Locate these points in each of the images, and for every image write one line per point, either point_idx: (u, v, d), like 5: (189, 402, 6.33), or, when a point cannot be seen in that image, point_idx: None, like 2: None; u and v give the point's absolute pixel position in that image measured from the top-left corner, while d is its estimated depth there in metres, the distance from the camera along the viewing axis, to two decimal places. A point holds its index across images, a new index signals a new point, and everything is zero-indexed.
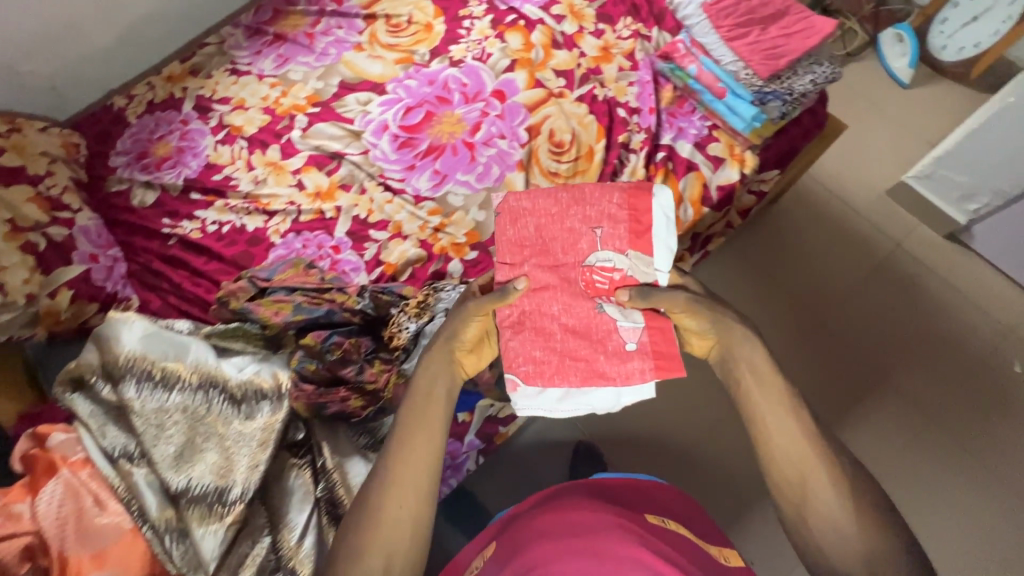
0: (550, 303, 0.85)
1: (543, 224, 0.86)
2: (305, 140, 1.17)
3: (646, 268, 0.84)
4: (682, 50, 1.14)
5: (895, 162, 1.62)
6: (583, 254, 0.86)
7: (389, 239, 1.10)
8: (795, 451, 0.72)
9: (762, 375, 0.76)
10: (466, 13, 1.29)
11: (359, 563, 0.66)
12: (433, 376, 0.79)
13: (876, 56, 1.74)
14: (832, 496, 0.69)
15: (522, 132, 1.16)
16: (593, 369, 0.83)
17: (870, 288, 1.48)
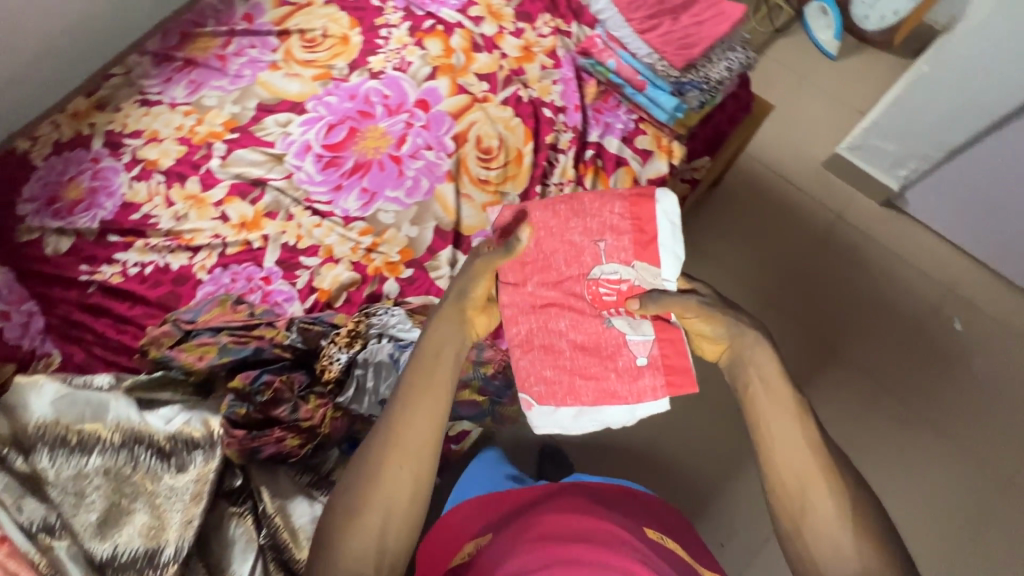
0: (556, 320, 0.85)
1: (544, 238, 0.86)
2: (225, 169, 1.18)
3: (653, 277, 0.82)
4: (600, 45, 1.12)
5: (826, 133, 1.65)
6: (587, 267, 0.85)
7: (320, 264, 1.09)
8: (800, 459, 0.66)
9: (770, 379, 0.71)
10: (382, 22, 1.28)
11: (356, 522, 0.63)
12: (445, 331, 0.76)
13: (803, 29, 1.76)
14: (836, 510, 0.63)
15: (448, 141, 1.15)
16: (606, 386, 0.83)
17: (813, 262, 1.52)
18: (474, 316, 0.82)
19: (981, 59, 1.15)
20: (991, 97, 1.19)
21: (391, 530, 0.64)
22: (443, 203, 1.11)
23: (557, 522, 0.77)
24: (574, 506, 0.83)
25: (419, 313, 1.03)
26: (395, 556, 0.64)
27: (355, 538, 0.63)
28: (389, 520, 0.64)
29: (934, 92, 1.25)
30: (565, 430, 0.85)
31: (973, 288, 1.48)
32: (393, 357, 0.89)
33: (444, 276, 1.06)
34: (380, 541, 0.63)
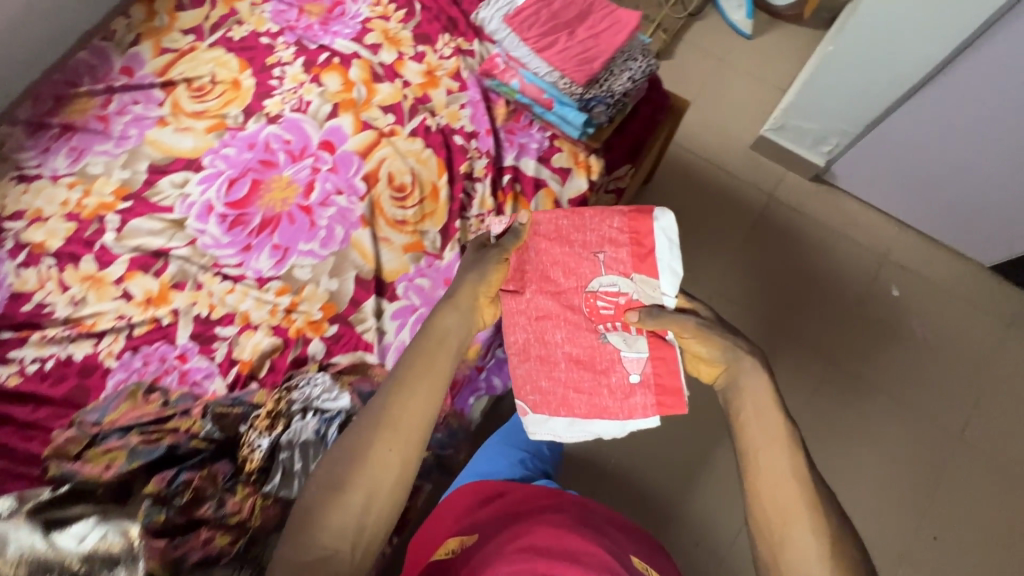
0: (552, 332, 0.90)
1: (548, 248, 0.91)
2: (122, 243, 1.08)
3: (652, 291, 0.87)
4: (501, 65, 1.05)
5: (752, 113, 1.65)
6: (585, 279, 0.90)
7: (238, 333, 1.02)
8: (784, 486, 0.66)
9: (764, 410, 0.72)
10: (274, 60, 1.19)
11: (339, 498, 0.62)
12: (453, 320, 0.79)
13: (716, 10, 1.75)
14: (813, 546, 0.63)
15: (359, 183, 1.09)
16: (599, 399, 0.87)
17: (752, 247, 1.53)
18: (483, 307, 0.86)
19: (882, 33, 1.15)
20: (896, 69, 1.19)
21: (373, 512, 0.62)
22: (361, 249, 1.05)
23: (544, 534, 0.72)
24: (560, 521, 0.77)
25: (347, 374, 0.97)
26: (372, 537, 0.62)
27: (336, 514, 0.61)
28: (372, 500, 0.63)
29: (843, 69, 1.25)
30: (557, 436, 0.90)
31: (906, 253, 1.51)
32: (319, 432, 0.84)
33: (370, 328, 1.00)
34: (359, 524, 0.61)
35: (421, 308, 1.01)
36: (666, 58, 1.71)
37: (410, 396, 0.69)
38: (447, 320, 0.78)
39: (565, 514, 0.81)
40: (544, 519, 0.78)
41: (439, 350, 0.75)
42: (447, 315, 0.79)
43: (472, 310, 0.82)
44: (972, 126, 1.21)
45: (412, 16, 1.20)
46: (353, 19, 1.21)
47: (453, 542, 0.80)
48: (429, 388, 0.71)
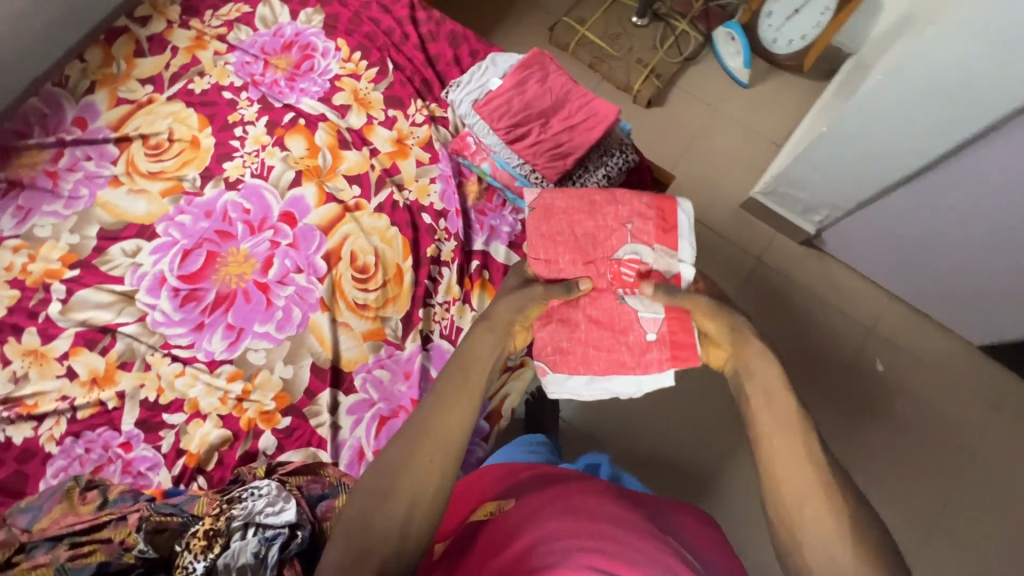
0: (579, 303, 0.85)
1: (574, 219, 0.88)
2: (68, 316, 1.02)
3: (670, 259, 0.84)
4: (473, 146, 1.01)
5: (744, 169, 1.58)
6: (612, 249, 0.86)
7: (186, 421, 0.97)
8: (799, 469, 0.60)
9: (773, 389, 0.66)
10: (236, 118, 1.12)
11: (382, 506, 0.59)
12: (489, 343, 0.76)
13: (713, 55, 1.67)
14: (836, 533, 0.56)
15: (319, 261, 1.03)
16: (617, 358, 0.84)
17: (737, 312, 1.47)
18: (518, 335, 0.81)
19: (876, 124, 1.07)
20: (892, 159, 1.11)
21: (416, 519, 0.60)
22: (319, 334, 1.00)
23: (592, 503, 0.69)
24: (602, 492, 0.74)
25: (296, 475, 0.91)
26: (413, 551, 0.59)
27: (379, 519, 0.59)
28: (415, 508, 0.61)
29: (836, 151, 1.17)
30: (577, 396, 0.87)
31: (893, 325, 1.47)
32: (258, 554, 0.79)
33: (325, 424, 0.95)
34: (404, 530, 0.59)
35: (379, 403, 0.96)
36: (659, 105, 1.64)
37: (448, 412, 0.67)
38: (483, 342, 0.75)
39: (594, 480, 0.79)
40: (568, 487, 0.75)
41: (472, 371, 0.73)
42: (484, 337, 0.76)
43: (509, 332, 0.79)
44: (966, 223, 1.14)
45: (384, 75, 1.13)
46: (322, 75, 1.14)
47: (491, 505, 0.76)
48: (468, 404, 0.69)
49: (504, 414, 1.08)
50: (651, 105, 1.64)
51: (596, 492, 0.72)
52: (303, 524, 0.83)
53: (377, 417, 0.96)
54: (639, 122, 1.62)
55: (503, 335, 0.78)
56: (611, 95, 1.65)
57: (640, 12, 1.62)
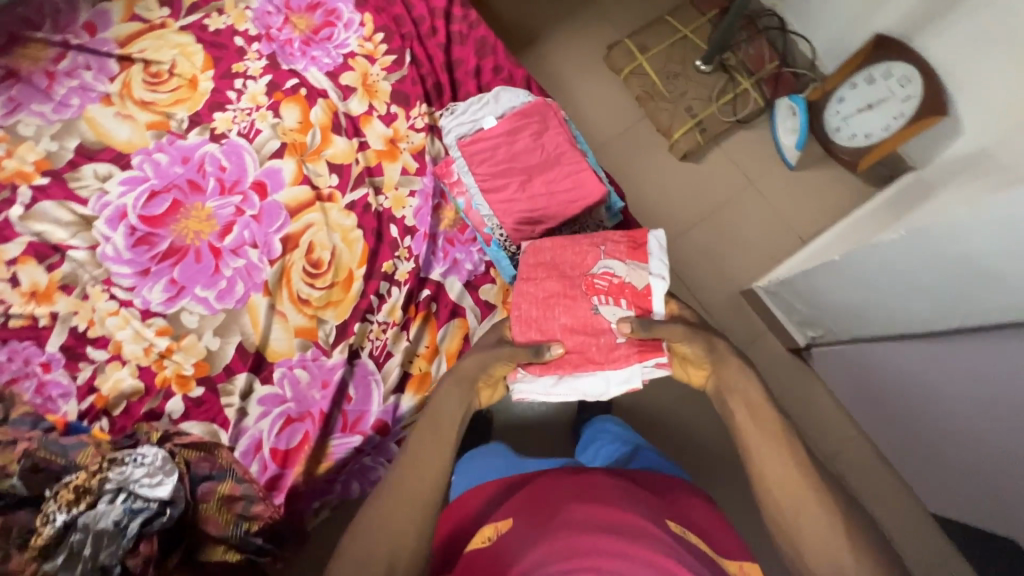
0: (555, 310, 0.82)
1: (554, 250, 0.89)
2: (26, 223, 1.02)
3: (642, 273, 0.83)
4: (453, 178, 0.99)
5: (758, 255, 1.48)
6: (588, 266, 0.85)
7: (106, 361, 0.97)
8: (792, 482, 0.62)
9: (754, 403, 0.70)
10: (240, 69, 1.07)
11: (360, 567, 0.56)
12: (454, 399, 0.75)
13: (770, 124, 1.53)
14: (831, 535, 0.58)
15: (276, 242, 1.00)
16: (589, 355, 0.80)
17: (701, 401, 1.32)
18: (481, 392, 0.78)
19: (892, 273, 0.98)
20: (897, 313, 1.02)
21: None
22: (254, 316, 0.98)
23: (587, 511, 0.63)
24: (613, 491, 0.70)
25: (189, 448, 0.91)
26: None
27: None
28: (394, 563, 0.58)
29: (845, 282, 1.08)
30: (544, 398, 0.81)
31: (854, 463, 1.39)
32: (119, 523, 0.81)
33: (233, 406, 0.94)
34: None
35: (290, 403, 0.95)
36: (693, 161, 1.54)
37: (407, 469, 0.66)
38: (449, 398, 0.75)
39: (607, 477, 0.75)
40: (583, 485, 0.72)
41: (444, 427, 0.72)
42: (451, 391, 0.76)
43: (474, 388, 0.77)
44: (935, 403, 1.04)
45: (400, 66, 1.06)
46: (338, 48, 1.08)
47: (489, 528, 0.70)
48: (431, 457, 0.67)
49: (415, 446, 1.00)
50: (686, 159, 1.53)
51: (606, 496, 0.68)
52: (175, 502, 0.85)
53: (283, 415, 0.94)
54: (668, 173, 1.52)
55: (468, 389, 0.76)
56: (648, 136, 1.55)
57: (704, 58, 1.50)
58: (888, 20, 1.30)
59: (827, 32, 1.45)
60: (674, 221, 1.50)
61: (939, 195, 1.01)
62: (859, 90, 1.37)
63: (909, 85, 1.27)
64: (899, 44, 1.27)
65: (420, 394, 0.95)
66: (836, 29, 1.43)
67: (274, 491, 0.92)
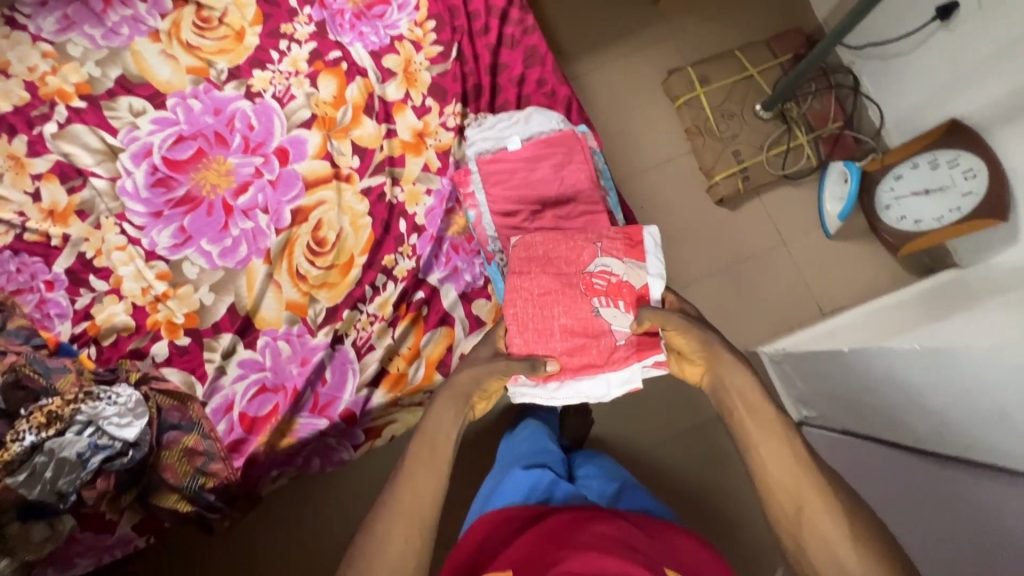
0: (554, 310, 0.81)
1: (546, 244, 0.86)
2: (57, 141, 1.04)
3: (640, 272, 0.82)
4: (467, 189, 0.96)
5: (771, 318, 1.43)
6: (585, 262, 0.84)
7: (105, 292, 1.00)
8: (790, 477, 0.62)
9: (752, 400, 0.68)
10: (288, 30, 1.07)
11: None
12: (448, 417, 0.71)
13: (818, 185, 1.47)
14: (835, 532, 0.58)
15: (286, 212, 1.00)
16: (588, 359, 0.82)
17: (684, 452, 1.29)
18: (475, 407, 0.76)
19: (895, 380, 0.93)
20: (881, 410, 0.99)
21: None
22: (250, 280, 0.99)
23: (583, 561, 0.60)
24: (608, 543, 0.66)
25: (165, 395, 0.94)
26: None
27: None
28: None
29: (844, 372, 1.04)
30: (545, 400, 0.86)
31: None
32: (81, 455, 0.84)
33: (213, 363, 0.97)
34: None
35: (267, 371, 0.96)
36: (728, 207, 1.48)
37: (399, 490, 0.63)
38: (445, 412, 0.71)
39: (603, 526, 0.71)
40: (579, 536, 0.68)
41: (442, 446, 0.68)
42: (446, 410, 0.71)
43: (470, 403, 0.74)
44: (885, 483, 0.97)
45: (444, 59, 1.04)
46: (387, 28, 1.06)
47: None
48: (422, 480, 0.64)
49: (382, 435, 0.99)
50: (721, 204, 1.48)
51: (599, 547, 0.64)
52: (139, 445, 0.88)
53: (258, 382, 0.96)
54: (697, 215, 1.48)
55: (463, 404, 0.73)
56: (687, 172, 1.50)
57: (763, 104, 1.43)
58: (966, 106, 1.21)
59: (901, 103, 1.37)
60: (693, 264, 1.46)
61: (970, 310, 0.94)
62: (919, 172, 1.29)
63: (974, 178, 1.18)
64: (973, 133, 1.18)
65: (395, 394, 0.96)
66: (911, 103, 1.34)
67: (235, 453, 0.94)
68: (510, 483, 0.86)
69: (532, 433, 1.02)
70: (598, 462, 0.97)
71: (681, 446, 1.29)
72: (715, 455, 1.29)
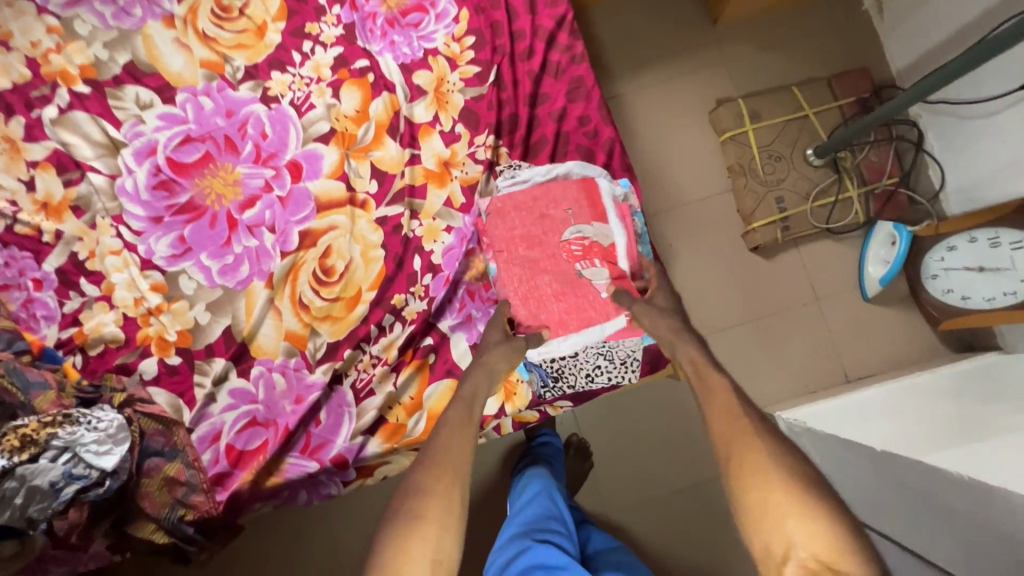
0: (543, 279, 0.87)
1: (521, 216, 0.89)
2: (56, 128, 0.96)
3: (607, 231, 0.88)
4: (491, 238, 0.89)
5: (792, 378, 1.36)
6: (558, 232, 0.88)
7: (96, 298, 0.93)
8: (726, 424, 0.64)
9: (722, 402, 0.66)
10: (313, 30, 0.97)
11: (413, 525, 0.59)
12: (482, 391, 0.78)
13: (862, 242, 1.37)
14: (764, 467, 0.58)
15: (294, 234, 0.93)
16: (587, 317, 0.87)
17: (682, 508, 1.26)
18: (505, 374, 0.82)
19: (941, 506, 0.84)
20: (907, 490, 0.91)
21: (444, 534, 0.59)
22: (250, 304, 0.93)
23: None
24: None
25: (150, 418, 0.89)
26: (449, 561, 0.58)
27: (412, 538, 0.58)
28: (444, 522, 0.60)
29: (873, 473, 0.97)
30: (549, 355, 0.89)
31: None
32: (54, 484, 0.79)
33: (203, 389, 0.91)
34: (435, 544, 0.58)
35: (260, 405, 0.90)
36: (763, 255, 1.39)
37: (424, 523, 0.59)
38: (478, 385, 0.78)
39: None
40: None
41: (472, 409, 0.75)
42: (456, 435, 0.70)
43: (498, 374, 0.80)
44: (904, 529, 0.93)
45: (480, 82, 0.95)
46: (421, 40, 0.96)
47: None
48: (445, 522, 0.60)
49: (373, 475, 0.92)
50: (756, 250, 1.39)
51: None
52: (116, 475, 0.83)
53: (249, 415, 0.90)
54: (730, 259, 1.39)
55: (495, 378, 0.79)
56: (724, 212, 1.41)
57: (815, 151, 1.32)
58: None
59: (967, 168, 1.26)
60: (717, 312, 1.38)
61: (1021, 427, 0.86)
62: (976, 247, 1.19)
63: None
64: None
65: (391, 443, 0.90)
66: (978, 171, 1.23)
67: (218, 486, 0.90)
68: (529, 558, 0.79)
69: (541, 488, 0.97)
70: (616, 557, 0.92)
71: (678, 502, 1.26)
72: (712, 516, 1.25)
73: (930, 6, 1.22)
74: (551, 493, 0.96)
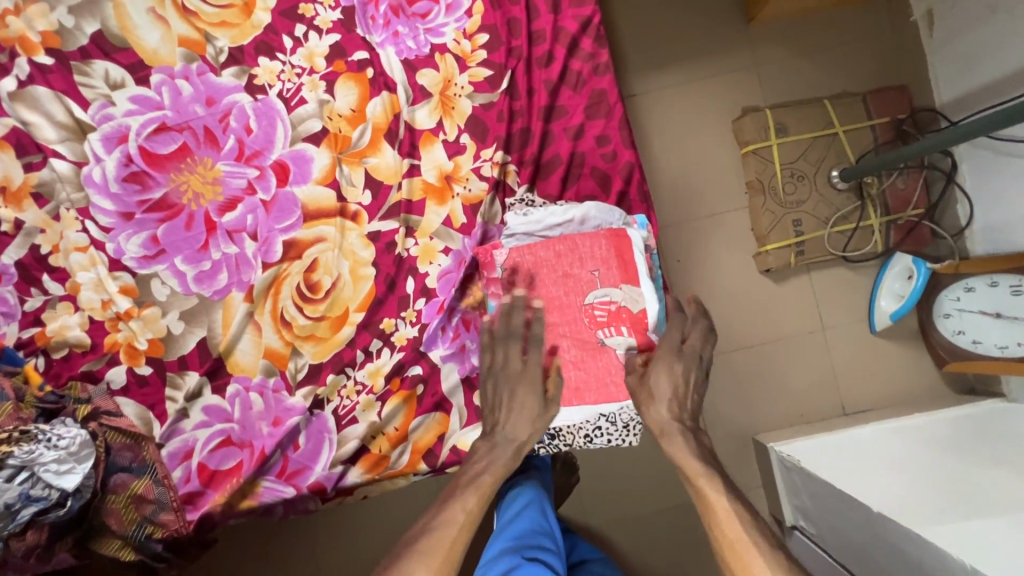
0: (562, 345, 0.80)
1: (542, 277, 0.81)
2: (15, 104, 0.86)
3: (638, 296, 0.80)
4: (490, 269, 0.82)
5: (790, 405, 1.32)
6: (581, 294, 0.80)
7: (59, 297, 0.85)
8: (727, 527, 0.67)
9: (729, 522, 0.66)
10: (308, 13, 0.86)
11: None
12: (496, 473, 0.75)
13: (877, 272, 1.31)
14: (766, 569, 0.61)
15: (278, 244, 0.85)
16: (609, 391, 0.80)
17: (666, 530, 1.24)
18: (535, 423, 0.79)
19: None
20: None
21: None
22: (227, 315, 0.86)
23: None
24: None
25: (116, 432, 0.83)
26: None
27: None
28: None
29: (873, 541, 0.94)
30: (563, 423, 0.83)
31: None
32: (10, 506, 0.75)
33: (175, 404, 0.85)
34: None
35: (234, 424, 0.85)
36: (773, 278, 1.33)
37: None
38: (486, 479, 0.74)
39: None
40: None
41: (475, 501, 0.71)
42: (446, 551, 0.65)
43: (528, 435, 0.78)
44: None
45: (491, 88, 0.86)
46: (428, 34, 0.86)
47: None
48: None
49: (353, 494, 0.88)
50: (767, 273, 1.33)
51: None
52: (78, 494, 0.79)
53: (222, 434, 0.85)
54: (738, 280, 1.33)
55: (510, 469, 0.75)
56: (738, 230, 1.33)
57: (842, 175, 1.24)
58: None
59: (996, 207, 1.19)
60: (719, 333, 1.33)
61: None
62: (995, 292, 1.13)
63: None
64: None
65: (374, 472, 0.86)
66: (1007, 211, 1.17)
67: (189, 505, 0.85)
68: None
69: (533, 498, 0.94)
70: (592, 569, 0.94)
71: (662, 524, 1.24)
72: (691, 540, 1.23)
73: (986, 28, 1.12)
74: (543, 506, 0.93)
